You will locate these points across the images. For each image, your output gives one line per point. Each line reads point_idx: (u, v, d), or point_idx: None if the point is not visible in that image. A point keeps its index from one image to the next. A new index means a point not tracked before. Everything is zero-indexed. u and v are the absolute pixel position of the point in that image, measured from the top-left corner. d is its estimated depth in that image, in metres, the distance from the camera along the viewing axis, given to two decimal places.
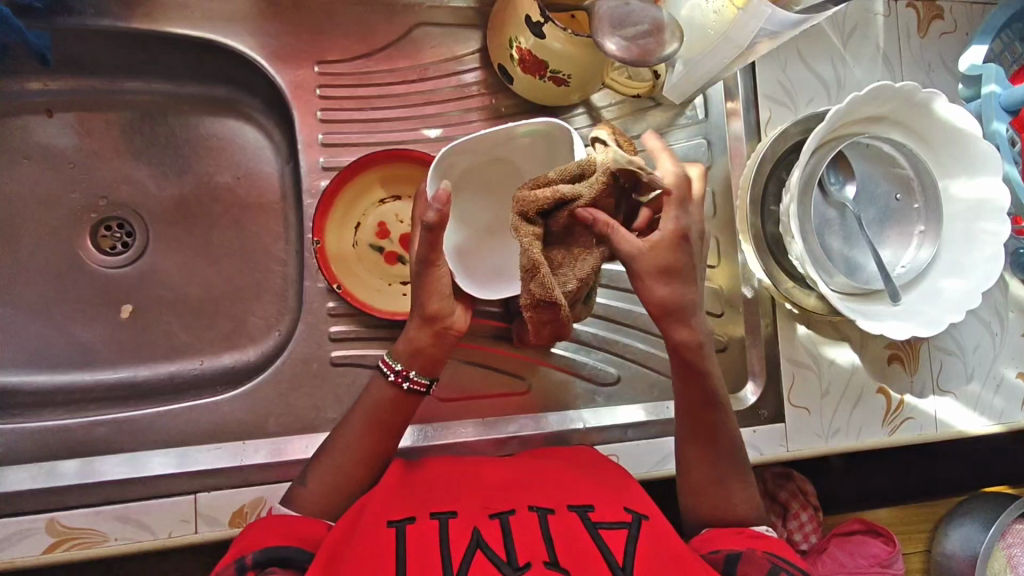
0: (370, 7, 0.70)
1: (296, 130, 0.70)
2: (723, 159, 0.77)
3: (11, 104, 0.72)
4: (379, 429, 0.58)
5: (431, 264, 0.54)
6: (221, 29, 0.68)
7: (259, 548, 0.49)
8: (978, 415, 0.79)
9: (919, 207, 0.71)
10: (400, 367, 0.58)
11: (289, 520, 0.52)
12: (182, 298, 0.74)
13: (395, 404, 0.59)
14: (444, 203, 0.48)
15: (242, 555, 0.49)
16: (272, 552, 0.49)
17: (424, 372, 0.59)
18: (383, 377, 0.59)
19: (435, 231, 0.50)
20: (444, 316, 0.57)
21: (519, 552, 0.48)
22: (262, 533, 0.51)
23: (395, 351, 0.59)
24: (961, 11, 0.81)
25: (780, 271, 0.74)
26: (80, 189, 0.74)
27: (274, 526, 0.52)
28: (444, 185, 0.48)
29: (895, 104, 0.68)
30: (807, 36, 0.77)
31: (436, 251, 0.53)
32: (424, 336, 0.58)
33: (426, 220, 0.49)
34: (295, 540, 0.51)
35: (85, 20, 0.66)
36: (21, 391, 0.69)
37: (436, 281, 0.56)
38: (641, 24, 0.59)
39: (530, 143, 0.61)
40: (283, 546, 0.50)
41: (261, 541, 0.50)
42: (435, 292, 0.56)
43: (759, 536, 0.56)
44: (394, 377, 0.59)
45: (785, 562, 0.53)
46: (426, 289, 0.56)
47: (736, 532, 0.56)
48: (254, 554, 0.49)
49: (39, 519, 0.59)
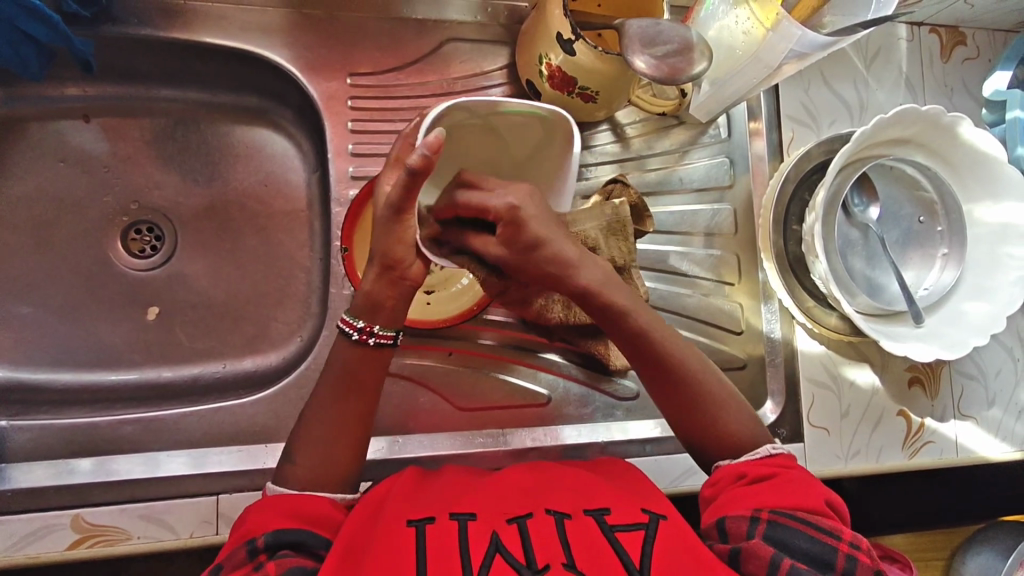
0: (401, 22, 0.72)
1: (327, 139, 0.71)
2: (746, 177, 0.77)
3: (50, 109, 0.74)
4: (356, 392, 0.56)
5: (402, 213, 0.51)
6: (258, 40, 0.69)
7: (269, 531, 0.49)
8: (998, 441, 0.78)
9: (942, 230, 0.71)
10: (362, 324, 0.55)
11: (292, 496, 0.51)
12: (207, 301, 0.75)
13: (367, 362, 0.56)
14: (433, 149, 0.46)
15: (253, 538, 0.49)
16: (283, 535, 0.49)
17: (388, 325, 0.56)
18: (346, 337, 0.56)
19: (418, 177, 0.47)
20: (402, 264, 0.53)
21: (538, 554, 0.48)
22: (268, 516, 0.50)
23: (354, 309, 0.56)
24: (985, 38, 0.81)
25: (801, 290, 0.75)
26: (113, 193, 0.75)
27: (281, 507, 0.51)
28: (437, 131, 0.46)
29: (921, 127, 0.68)
30: (830, 60, 0.77)
31: (410, 201, 0.50)
32: (382, 288, 0.54)
33: (409, 164, 0.47)
34: (302, 520, 0.50)
35: (128, 29, 0.67)
36: (49, 389, 0.70)
37: (403, 227, 0.52)
38: (670, 43, 0.60)
39: (522, 123, 0.55)
40: (293, 529, 0.49)
41: (268, 524, 0.49)
42: (401, 240, 0.52)
43: (761, 488, 0.54)
44: (358, 336, 0.55)
45: (787, 518, 0.52)
46: (387, 233, 0.52)
47: (739, 494, 0.55)
48: (264, 537, 0.48)
49: (65, 515, 0.60)
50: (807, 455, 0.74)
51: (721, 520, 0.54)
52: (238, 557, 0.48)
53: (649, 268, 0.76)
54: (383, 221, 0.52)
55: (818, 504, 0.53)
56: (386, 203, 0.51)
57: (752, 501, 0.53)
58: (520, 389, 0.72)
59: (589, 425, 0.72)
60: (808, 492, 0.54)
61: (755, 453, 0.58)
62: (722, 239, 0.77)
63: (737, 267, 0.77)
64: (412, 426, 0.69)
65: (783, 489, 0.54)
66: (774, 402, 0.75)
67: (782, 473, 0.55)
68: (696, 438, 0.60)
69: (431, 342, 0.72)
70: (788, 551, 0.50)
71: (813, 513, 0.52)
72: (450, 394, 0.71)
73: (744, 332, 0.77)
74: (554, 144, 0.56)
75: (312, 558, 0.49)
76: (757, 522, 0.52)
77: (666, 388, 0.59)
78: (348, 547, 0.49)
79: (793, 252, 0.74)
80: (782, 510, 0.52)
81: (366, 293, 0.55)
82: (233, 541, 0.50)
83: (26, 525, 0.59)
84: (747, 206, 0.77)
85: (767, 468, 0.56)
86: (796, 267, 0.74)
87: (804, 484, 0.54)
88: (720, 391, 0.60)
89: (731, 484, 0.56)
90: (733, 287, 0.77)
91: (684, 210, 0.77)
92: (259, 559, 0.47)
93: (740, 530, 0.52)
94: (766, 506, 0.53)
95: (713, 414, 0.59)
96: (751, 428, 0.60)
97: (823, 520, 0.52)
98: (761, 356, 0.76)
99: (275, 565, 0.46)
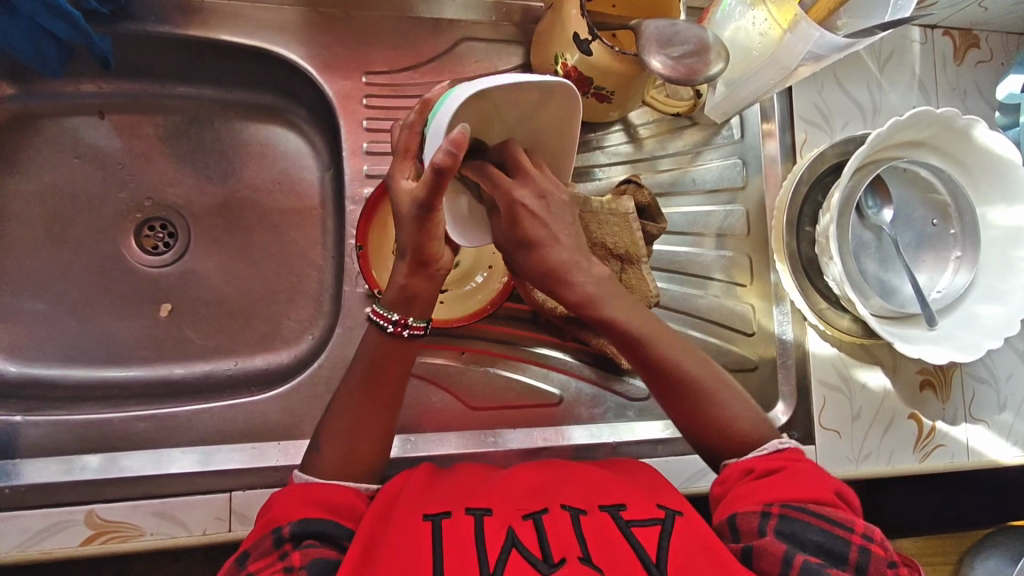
0: (416, 21, 0.72)
1: (341, 137, 0.71)
2: (758, 179, 0.77)
3: (66, 105, 0.74)
4: (378, 386, 0.56)
5: (429, 212, 0.49)
6: (274, 38, 0.70)
7: (296, 519, 0.49)
8: (1010, 446, 0.78)
9: (956, 232, 0.71)
10: (397, 316, 0.55)
11: (320, 485, 0.52)
12: (219, 298, 0.75)
13: (398, 353, 0.57)
14: (457, 146, 0.43)
15: (280, 526, 0.49)
16: (309, 525, 0.49)
17: (421, 316, 0.56)
18: (380, 330, 0.56)
19: (444, 177, 0.45)
20: (436, 260, 0.54)
21: (554, 548, 0.48)
22: (294, 504, 0.50)
23: (387, 302, 0.56)
24: (998, 41, 0.81)
25: (814, 292, 0.75)
26: (127, 190, 0.75)
27: (307, 496, 0.51)
28: (460, 127, 0.43)
29: (935, 129, 0.68)
30: (844, 62, 0.77)
31: (437, 200, 0.48)
32: (419, 283, 0.55)
33: (433, 165, 0.45)
34: (327, 511, 0.51)
35: (145, 26, 0.67)
36: (63, 385, 0.71)
37: (431, 225, 0.51)
38: (686, 44, 0.60)
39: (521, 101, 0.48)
40: (320, 519, 0.50)
41: (294, 512, 0.50)
42: (433, 236, 0.52)
43: (770, 483, 0.54)
44: (393, 329, 0.56)
45: (797, 513, 0.52)
46: (422, 233, 0.51)
47: (748, 490, 0.54)
48: (290, 526, 0.49)
49: (79, 510, 0.60)
50: (818, 458, 0.74)
51: (733, 516, 0.54)
52: (265, 545, 0.49)
53: (661, 269, 0.76)
54: (408, 219, 0.50)
55: (827, 497, 0.53)
56: (414, 200, 0.49)
57: (762, 496, 0.53)
58: (532, 389, 0.72)
59: (601, 425, 0.72)
60: (816, 485, 0.54)
61: (762, 449, 0.57)
62: (734, 240, 0.77)
63: (749, 268, 0.77)
64: (424, 426, 0.69)
65: (793, 482, 0.54)
66: (786, 404, 0.75)
67: (789, 466, 0.55)
68: (703, 439, 0.59)
69: (444, 341, 0.72)
70: (801, 544, 0.50)
71: (822, 506, 0.52)
72: (462, 394, 0.71)
73: (756, 333, 0.77)
74: (555, 111, 0.50)
75: (336, 549, 0.49)
76: (768, 517, 0.52)
77: (672, 396, 0.58)
78: (369, 540, 0.49)
79: (805, 254, 0.74)
80: (792, 504, 0.52)
81: (400, 286, 0.55)
82: (257, 531, 0.50)
83: (39, 520, 0.59)
84: (759, 207, 0.77)
85: (773, 462, 0.56)
86: (809, 269, 0.74)
87: (812, 477, 0.54)
88: (722, 388, 0.59)
89: (740, 480, 0.56)
90: (745, 289, 0.77)
91: (697, 211, 0.77)
92: (284, 548, 0.48)
93: (751, 525, 0.52)
94: (776, 501, 0.53)
95: (721, 417, 0.58)
96: (756, 424, 0.59)
97: (833, 512, 0.52)
98: (773, 357, 0.76)
99: (301, 556, 0.47)
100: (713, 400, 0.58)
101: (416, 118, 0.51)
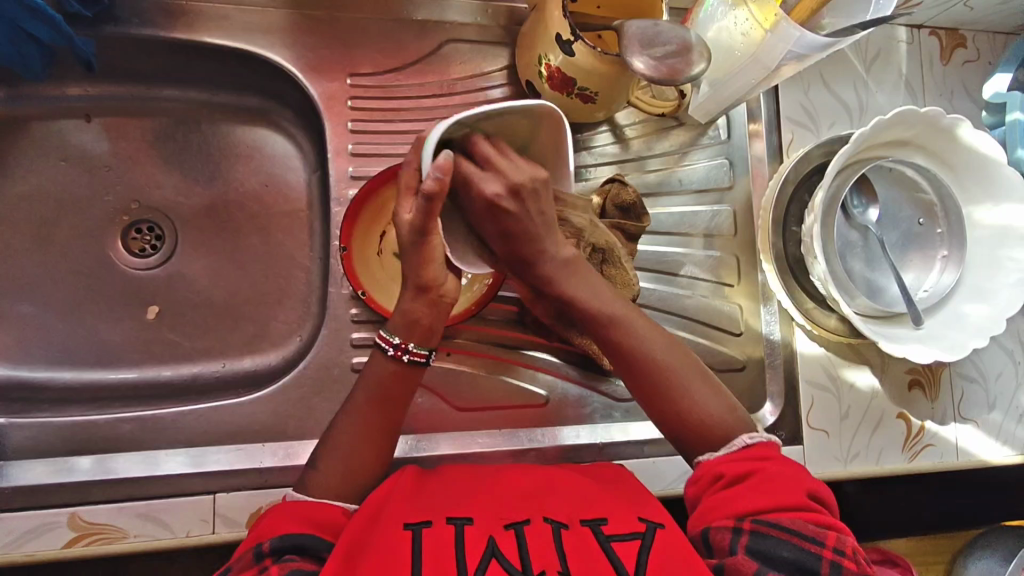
0: (401, 23, 0.72)
1: (327, 139, 0.71)
2: (745, 178, 0.77)
3: (52, 108, 0.75)
4: (371, 390, 0.57)
5: (428, 237, 0.52)
6: (258, 40, 0.70)
7: (276, 536, 0.49)
8: (999, 445, 0.78)
9: (942, 232, 0.71)
10: (399, 341, 0.56)
11: (305, 503, 0.52)
12: (207, 300, 0.75)
13: (396, 377, 0.57)
14: (445, 171, 0.47)
15: (259, 542, 0.49)
16: (288, 539, 0.48)
17: (422, 342, 0.56)
18: (382, 353, 0.57)
19: (434, 202, 0.48)
20: (437, 285, 0.55)
21: (533, 560, 0.48)
22: (275, 520, 0.50)
23: (391, 325, 0.56)
24: (985, 40, 0.81)
25: (801, 291, 0.74)
26: (114, 192, 0.75)
27: (291, 512, 0.51)
28: (444, 153, 0.47)
29: (920, 128, 0.68)
30: (830, 62, 0.77)
31: (432, 222, 0.51)
32: (420, 308, 0.56)
33: (425, 190, 0.48)
34: (312, 527, 0.50)
35: (130, 29, 0.67)
36: (49, 387, 0.71)
37: (430, 249, 0.53)
38: (668, 44, 0.60)
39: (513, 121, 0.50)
40: (299, 532, 0.49)
41: (275, 527, 0.49)
42: (430, 261, 0.54)
43: (740, 492, 0.53)
44: (394, 352, 0.56)
45: (768, 524, 0.51)
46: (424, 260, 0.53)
47: (719, 501, 0.54)
48: (271, 541, 0.48)
49: (62, 513, 0.60)
50: (807, 458, 0.74)
51: (706, 531, 0.53)
52: (246, 559, 0.48)
53: (647, 269, 0.76)
54: (409, 247, 0.53)
55: (797, 507, 0.52)
56: (408, 227, 0.51)
57: (732, 508, 0.53)
58: (519, 389, 0.72)
59: (588, 426, 0.72)
60: (787, 491, 0.52)
61: (728, 447, 0.56)
62: (722, 240, 0.77)
63: (737, 268, 0.77)
64: (411, 428, 0.69)
65: (763, 490, 0.52)
66: (773, 404, 0.75)
67: (761, 469, 0.54)
68: (673, 432, 0.58)
69: None
70: (769, 560, 0.49)
71: (792, 513, 0.51)
72: (449, 395, 0.71)
73: (743, 333, 0.77)
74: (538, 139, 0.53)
75: (315, 562, 0.48)
76: (739, 533, 0.51)
77: (641, 387, 0.58)
78: (352, 549, 0.48)
79: (792, 253, 0.74)
80: (761, 517, 0.51)
81: (403, 311, 0.56)
82: (243, 545, 0.50)
83: (24, 522, 0.59)
84: (746, 207, 0.77)
85: (744, 466, 0.55)
86: (796, 269, 0.74)
87: (786, 483, 0.53)
88: (694, 380, 0.58)
89: (711, 487, 0.55)
90: (733, 288, 0.77)
91: (684, 212, 0.77)
92: (264, 563, 0.47)
93: (723, 541, 0.51)
94: (747, 513, 0.52)
95: (688, 405, 0.57)
96: (729, 417, 0.58)
97: (802, 523, 0.51)
98: (761, 357, 0.76)
99: (279, 568, 0.46)
100: (682, 386, 0.58)
101: (412, 154, 0.51)
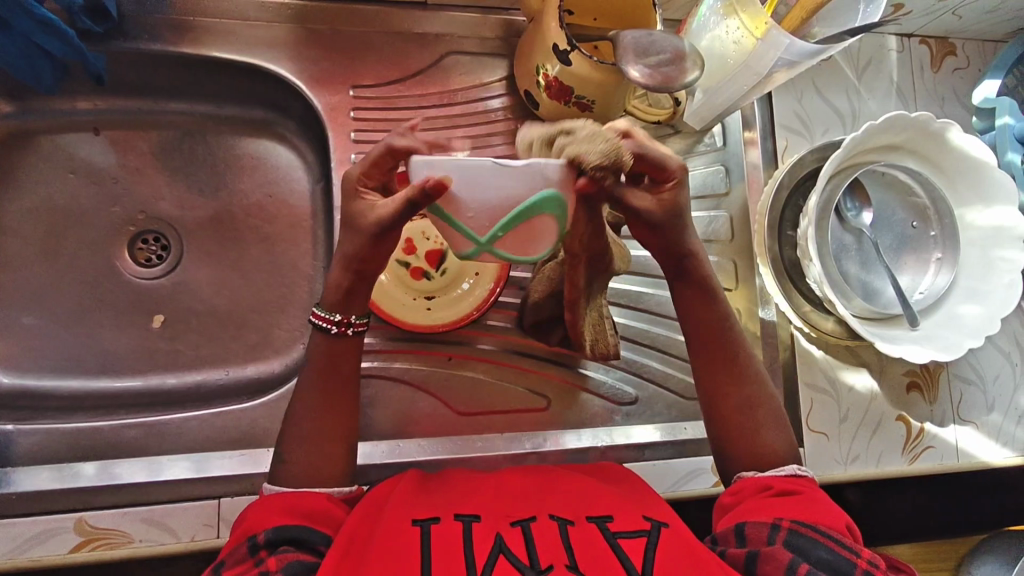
0: (402, 37, 0.74)
1: (330, 150, 0.72)
2: (741, 185, 0.79)
3: (62, 121, 0.76)
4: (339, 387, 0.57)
5: (395, 229, 0.53)
6: (265, 54, 0.72)
7: (270, 528, 0.49)
8: (999, 446, 0.78)
9: (935, 234, 0.73)
10: (345, 318, 0.57)
11: (291, 494, 0.52)
12: (213, 310, 0.76)
13: (343, 352, 0.58)
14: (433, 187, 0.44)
15: (253, 535, 0.49)
16: (283, 531, 0.49)
17: None
18: (324, 332, 0.57)
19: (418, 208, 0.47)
20: None
21: (540, 554, 0.48)
22: (266, 514, 0.50)
23: (348, 310, 0.57)
24: (974, 49, 0.83)
25: (798, 296, 0.75)
26: (120, 204, 0.77)
27: (280, 504, 0.51)
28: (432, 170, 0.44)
29: (910, 134, 0.70)
30: (822, 70, 0.79)
31: (404, 216, 0.52)
32: None
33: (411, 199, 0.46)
34: (302, 517, 0.50)
35: (139, 44, 0.69)
36: (55, 395, 0.71)
37: (392, 238, 0.54)
38: (663, 53, 0.62)
39: None
40: (292, 525, 0.49)
41: (267, 519, 0.50)
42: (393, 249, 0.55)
43: (785, 503, 0.53)
44: (336, 329, 0.57)
45: (809, 530, 0.51)
46: (387, 246, 0.54)
47: (764, 504, 0.54)
48: (265, 533, 0.48)
49: (68, 518, 0.61)
50: (806, 459, 0.74)
51: (741, 524, 0.53)
52: (240, 553, 0.48)
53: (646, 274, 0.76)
54: (375, 239, 0.54)
55: (838, 525, 0.52)
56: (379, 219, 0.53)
57: (775, 511, 0.53)
58: (519, 395, 0.73)
59: (590, 430, 0.72)
60: (831, 512, 0.53)
61: (778, 470, 0.57)
62: (719, 246, 0.78)
63: (734, 273, 0.78)
64: (412, 432, 0.70)
65: (807, 506, 0.53)
66: None
67: (809, 491, 0.55)
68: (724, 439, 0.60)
69: (433, 348, 0.73)
70: (807, 557, 0.49)
71: (834, 531, 0.51)
72: (450, 400, 0.71)
73: (742, 337, 0.77)
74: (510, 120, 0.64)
75: (314, 555, 0.48)
76: (779, 530, 0.51)
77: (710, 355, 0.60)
78: (352, 547, 0.48)
79: (788, 258, 0.75)
80: (802, 522, 0.51)
81: (367, 303, 0.56)
82: (233, 541, 0.50)
83: (30, 528, 0.60)
84: (742, 214, 0.79)
85: (794, 485, 0.55)
86: (792, 273, 0.75)
87: (828, 505, 0.53)
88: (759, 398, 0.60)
89: (756, 494, 0.55)
90: (731, 293, 0.78)
91: None
92: (259, 555, 0.47)
93: (760, 535, 0.51)
94: (787, 517, 0.52)
95: (755, 429, 0.59)
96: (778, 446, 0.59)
97: (844, 539, 0.51)
98: (760, 361, 0.77)
99: (275, 560, 0.46)
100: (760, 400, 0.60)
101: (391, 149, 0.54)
